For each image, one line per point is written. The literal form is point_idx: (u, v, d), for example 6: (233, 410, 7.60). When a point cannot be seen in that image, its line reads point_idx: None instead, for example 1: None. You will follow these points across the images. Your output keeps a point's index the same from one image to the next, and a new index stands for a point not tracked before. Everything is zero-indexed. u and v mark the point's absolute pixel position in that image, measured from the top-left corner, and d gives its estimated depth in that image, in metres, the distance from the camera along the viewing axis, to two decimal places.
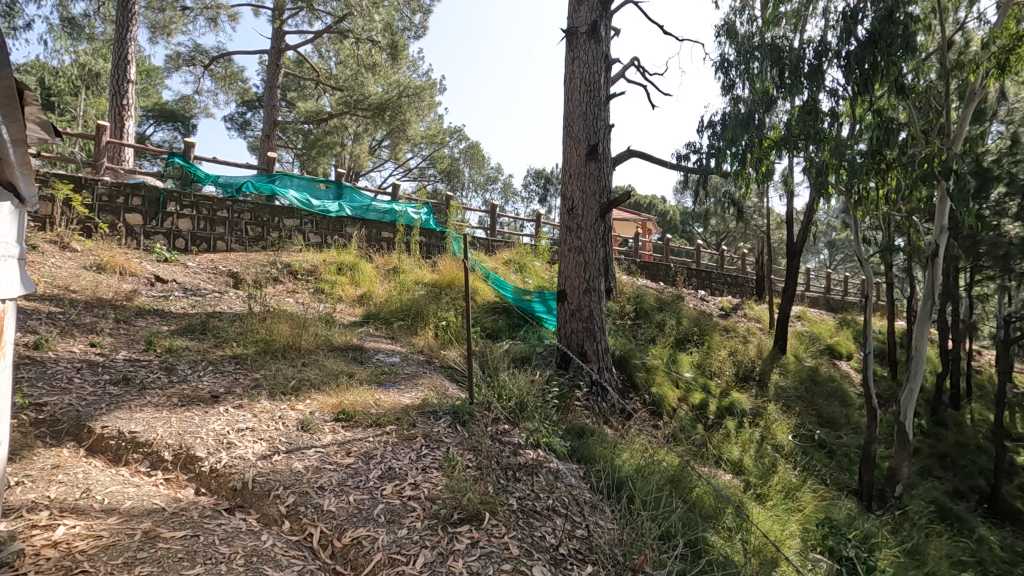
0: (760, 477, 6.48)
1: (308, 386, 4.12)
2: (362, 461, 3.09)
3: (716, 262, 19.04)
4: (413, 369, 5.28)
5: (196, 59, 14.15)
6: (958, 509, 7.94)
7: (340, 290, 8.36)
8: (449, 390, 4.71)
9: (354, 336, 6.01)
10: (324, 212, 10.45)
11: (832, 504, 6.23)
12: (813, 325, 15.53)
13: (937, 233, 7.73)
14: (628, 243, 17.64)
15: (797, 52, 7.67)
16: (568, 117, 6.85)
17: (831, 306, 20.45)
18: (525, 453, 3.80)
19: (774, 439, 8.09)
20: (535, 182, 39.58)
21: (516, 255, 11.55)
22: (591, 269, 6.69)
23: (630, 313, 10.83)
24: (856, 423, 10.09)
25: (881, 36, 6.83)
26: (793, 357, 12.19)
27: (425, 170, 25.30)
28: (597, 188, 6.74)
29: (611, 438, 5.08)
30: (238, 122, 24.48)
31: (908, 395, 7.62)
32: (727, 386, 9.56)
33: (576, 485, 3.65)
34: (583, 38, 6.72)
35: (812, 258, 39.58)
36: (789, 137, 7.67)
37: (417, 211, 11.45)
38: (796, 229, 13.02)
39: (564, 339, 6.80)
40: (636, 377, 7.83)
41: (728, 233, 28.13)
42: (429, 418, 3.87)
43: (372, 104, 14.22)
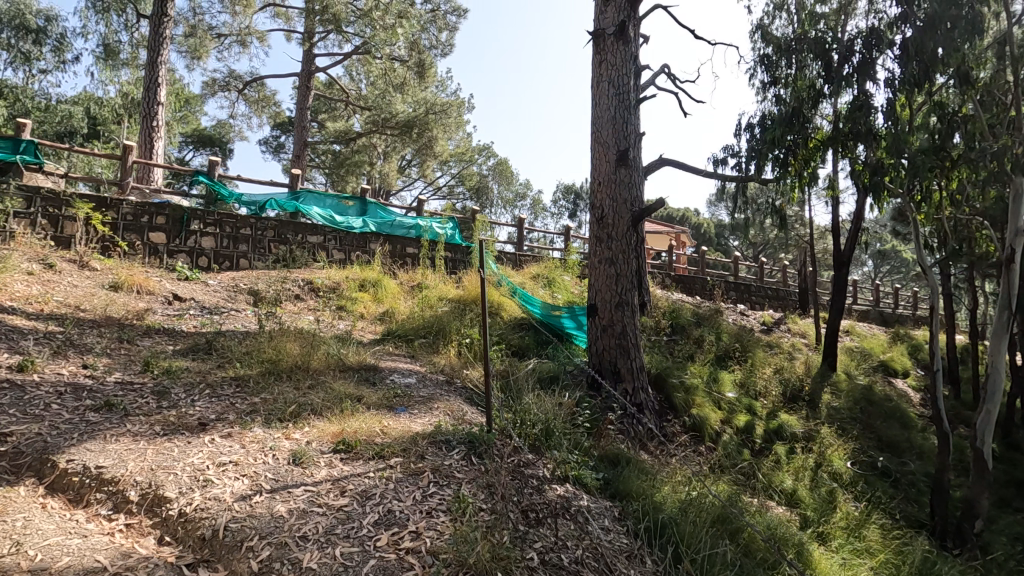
0: (818, 512, 5.75)
1: (309, 412, 3.72)
2: (358, 501, 2.66)
3: (756, 275, 18.17)
4: (430, 391, 4.84)
5: (230, 84, 14.32)
6: None
7: (362, 307, 8.04)
8: (467, 415, 4.26)
9: (370, 355, 5.63)
10: (348, 229, 10.20)
11: (904, 545, 5.45)
12: (864, 340, 14.52)
13: (1013, 237, 6.92)
14: (662, 257, 16.96)
15: (845, 44, 7.05)
16: (596, 122, 6.40)
17: (881, 320, 19.25)
18: (550, 490, 3.31)
19: (831, 466, 7.32)
20: (564, 198, 39.23)
21: (545, 269, 11.08)
22: (623, 281, 6.17)
23: (666, 329, 10.20)
24: (920, 448, 9.14)
25: (941, 20, 6.18)
26: (845, 374, 11.29)
27: (454, 188, 25.24)
28: (628, 196, 6.24)
29: (650, 468, 4.51)
30: (273, 145, 24.93)
31: (985, 417, 6.78)
32: (774, 406, 8.82)
33: (610, 529, 3.14)
34: (610, 40, 6.28)
35: (856, 270, 37.92)
36: (838, 135, 7.03)
37: (443, 225, 11.17)
38: (844, 239, 12.19)
39: (596, 357, 6.28)
40: (674, 398, 7.20)
41: (767, 244, 27.07)
42: (441, 449, 3.41)
43: (399, 122, 14.10)
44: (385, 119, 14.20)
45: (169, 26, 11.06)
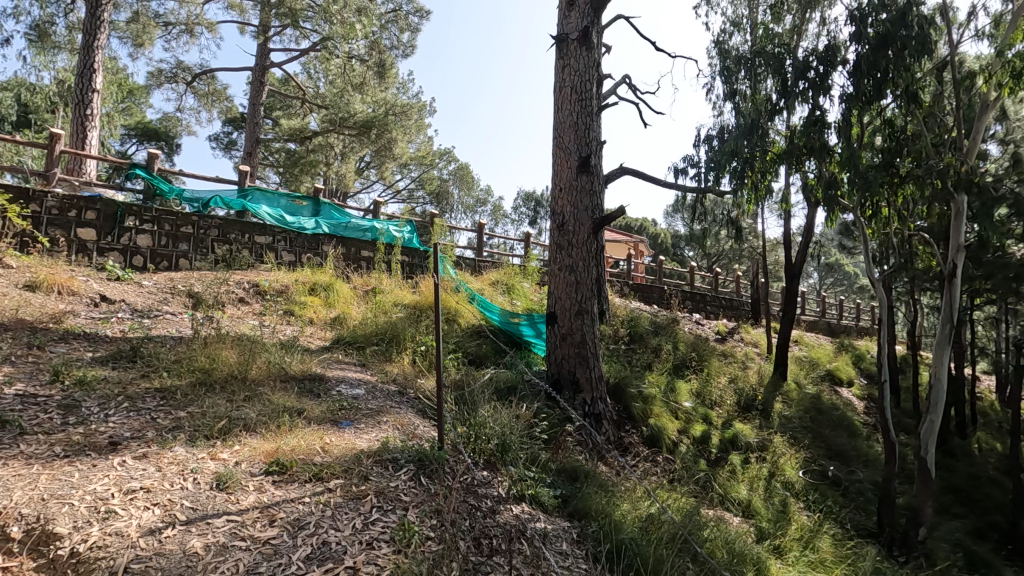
0: (773, 523, 5.70)
1: (240, 428, 3.38)
2: (289, 532, 2.39)
3: (711, 285, 18.51)
4: (379, 403, 4.53)
5: (177, 76, 13.52)
6: (985, 553, 7.26)
7: (311, 312, 7.62)
8: (418, 430, 4.00)
9: (318, 363, 5.27)
10: (300, 229, 9.70)
11: (856, 555, 5.46)
12: (812, 349, 14.95)
13: (956, 251, 7.15)
14: (621, 265, 17.03)
15: (802, 60, 7.13)
16: (558, 127, 6.26)
17: (828, 330, 19.97)
18: (504, 512, 3.11)
19: (783, 476, 7.39)
20: (525, 205, 39.32)
21: (504, 276, 10.88)
22: (583, 289, 6.03)
23: (624, 338, 10.16)
24: (866, 456, 9.39)
25: (892, 38, 6.33)
26: (794, 383, 11.52)
27: (414, 191, 24.76)
28: (590, 203, 6.13)
29: (609, 482, 4.33)
30: (224, 142, 23.75)
31: (929, 427, 6.95)
32: (728, 416, 8.88)
33: (567, 554, 2.95)
34: (574, 45, 6.15)
35: (803, 282, 39.46)
36: (793, 149, 7.13)
37: (400, 228, 10.79)
38: (795, 251, 12.51)
39: (554, 367, 6.11)
40: (633, 408, 7.09)
41: (721, 254, 27.76)
42: (387, 469, 3.14)
43: (358, 122, 13.38)
44: (343, 119, 13.51)
45: (108, 9, 10.23)
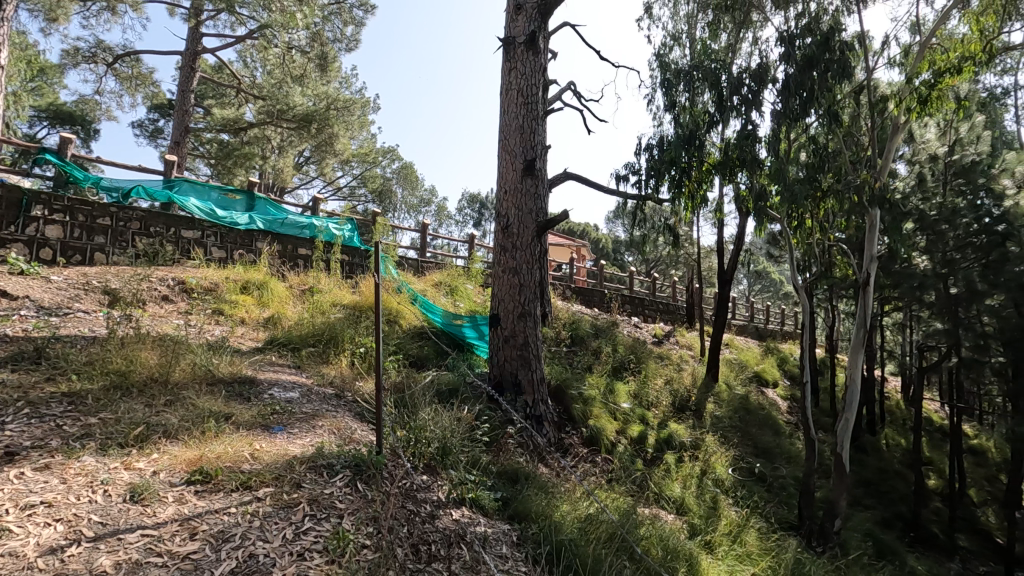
0: (704, 519, 5.93)
1: (160, 435, 3.15)
2: (211, 545, 2.24)
3: (649, 289, 19.10)
4: (314, 407, 4.35)
5: (97, 56, 12.53)
6: (890, 541, 7.86)
7: (243, 311, 7.23)
8: (355, 434, 3.87)
9: (249, 365, 5.00)
10: (232, 224, 9.19)
11: (779, 547, 5.74)
12: (741, 352, 15.70)
13: (870, 262, 7.69)
14: (563, 269, 17.25)
15: (737, 76, 7.46)
16: (503, 129, 6.26)
17: (756, 334, 21.07)
18: (443, 517, 3.06)
19: (713, 473, 7.71)
20: (470, 207, 39.21)
21: (447, 277, 10.76)
22: (526, 292, 6.05)
23: (566, 340, 10.28)
24: (788, 453, 9.96)
25: (817, 61, 6.76)
26: (725, 385, 12.04)
27: (356, 189, 24.11)
28: (535, 207, 6.16)
29: (549, 484, 4.36)
30: (149, 129, 22.21)
31: (844, 424, 7.44)
32: (664, 416, 9.17)
33: (506, 558, 2.93)
34: (521, 49, 6.17)
35: (734, 288, 41.48)
36: (727, 161, 7.45)
37: (341, 226, 10.46)
38: (727, 258, 13.08)
39: (496, 369, 6.10)
40: (573, 409, 7.20)
41: (659, 260, 28.71)
42: (321, 475, 3.02)
43: (297, 116, 12.73)
44: (280, 111, 12.74)
45: None
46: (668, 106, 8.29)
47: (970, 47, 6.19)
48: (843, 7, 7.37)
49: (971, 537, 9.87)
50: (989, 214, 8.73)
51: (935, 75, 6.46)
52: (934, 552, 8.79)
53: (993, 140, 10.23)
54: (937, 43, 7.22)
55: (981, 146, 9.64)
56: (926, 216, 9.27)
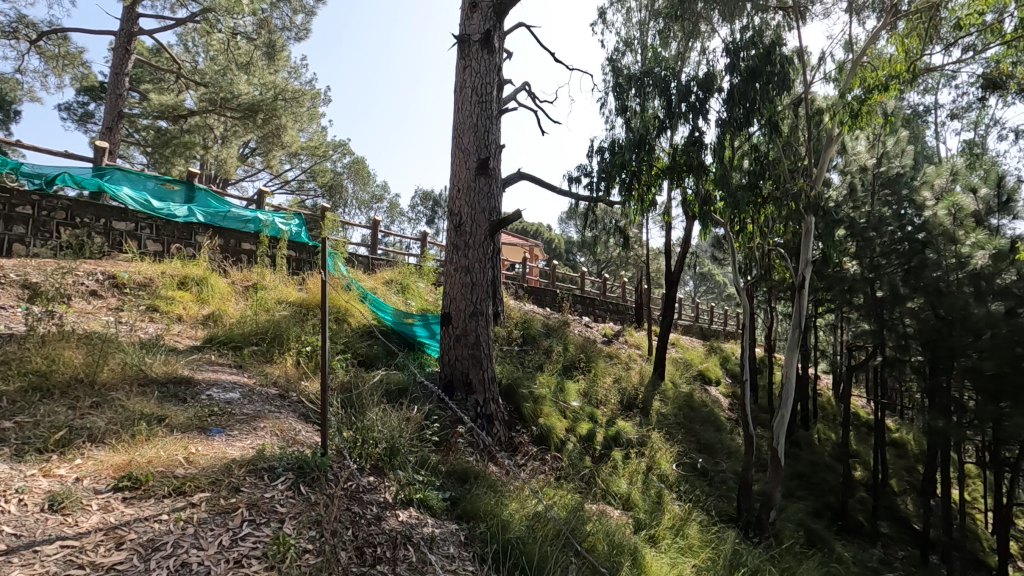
0: (649, 514, 6.09)
1: (84, 440, 2.97)
2: (140, 555, 2.13)
3: (600, 290, 19.44)
4: (256, 408, 4.19)
5: (19, 32, 11.62)
6: (820, 530, 8.32)
7: (180, 308, 6.88)
8: (299, 436, 3.76)
9: (185, 365, 4.76)
10: (169, 217, 8.72)
11: (719, 539, 5.96)
12: (686, 351, 16.22)
13: (805, 266, 8.10)
14: (516, 268, 17.31)
15: (686, 83, 7.69)
16: (457, 127, 6.23)
17: (701, 333, 21.85)
18: (390, 518, 3.02)
19: (659, 469, 7.94)
20: (423, 204, 38.78)
21: (398, 275, 10.60)
22: (478, 291, 6.04)
23: (517, 339, 10.32)
24: (729, 449, 10.38)
25: (759, 73, 7.07)
26: (671, 383, 12.41)
27: (304, 183, 23.38)
28: (487, 206, 6.15)
29: (498, 482, 4.37)
30: (77, 113, 20.77)
31: (780, 420, 7.82)
32: (612, 414, 9.36)
33: (453, 557, 2.92)
34: (475, 47, 6.15)
35: (680, 288, 42.81)
36: (675, 166, 7.68)
37: (287, 221, 10.11)
38: (674, 259, 13.47)
39: (447, 368, 6.06)
40: (523, 408, 7.24)
41: (610, 261, 29.27)
42: (262, 479, 2.91)
43: (243, 105, 12.02)
44: (225, 100, 11.95)
45: None
46: (619, 111, 8.44)
47: (897, 67, 6.62)
48: (784, 22, 7.72)
49: (891, 524, 10.58)
50: (911, 222, 9.38)
51: (866, 91, 6.87)
52: (859, 539, 9.38)
53: (916, 154, 10.98)
54: (867, 62, 7.69)
55: (904, 159, 10.33)
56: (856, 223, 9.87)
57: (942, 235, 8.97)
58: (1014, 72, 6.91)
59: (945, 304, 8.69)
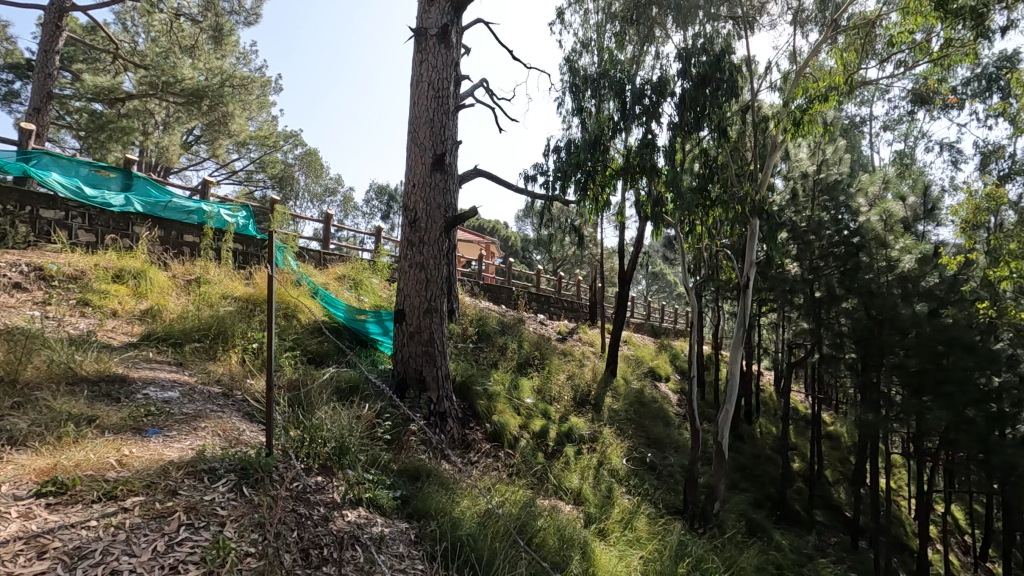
0: (599, 508, 6.21)
1: (3, 443, 2.78)
2: (64, 564, 2.01)
3: (555, 288, 19.61)
4: (196, 407, 4.01)
5: None
6: (760, 520, 8.71)
7: (115, 303, 6.49)
8: (243, 436, 3.62)
9: (119, 362, 4.51)
10: (104, 205, 8.23)
11: (666, 531, 6.14)
12: (638, 348, 16.60)
13: (750, 266, 8.43)
14: (472, 265, 17.25)
15: (640, 86, 7.85)
16: (413, 122, 6.14)
17: (652, 331, 22.42)
18: (337, 519, 2.96)
19: (610, 464, 8.11)
20: (378, 198, 38.09)
21: (351, 271, 10.37)
22: (433, 287, 5.99)
23: (472, 336, 10.28)
24: (676, 443, 10.71)
25: (709, 79, 7.30)
26: (622, 380, 12.67)
27: (253, 174, 22.53)
28: (443, 202, 6.10)
29: (451, 480, 4.35)
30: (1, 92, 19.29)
31: (724, 415, 8.12)
32: (565, 411, 9.47)
33: (403, 556, 2.89)
34: (433, 41, 6.08)
35: (633, 287, 43.71)
36: (629, 167, 7.82)
37: (233, 213, 9.71)
38: (627, 258, 13.73)
39: (400, 366, 5.98)
40: (477, 405, 7.24)
41: (565, 260, 29.57)
42: (201, 481, 2.79)
43: (186, 91, 11.39)
44: (166, 84, 11.24)
45: None
46: (576, 111, 8.52)
47: (836, 79, 6.97)
48: (734, 31, 8.00)
49: (825, 512, 11.18)
50: (847, 227, 9.91)
51: (807, 101, 7.20)
52: (796, 527, 9.87)
53: (852, 162, 11.60)
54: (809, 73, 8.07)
55: (842, 166, 10.88)
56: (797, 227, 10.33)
57: (874, 239, 9.53)
58: (940, 88, 7.41)
59: (876, 305, 9.24)
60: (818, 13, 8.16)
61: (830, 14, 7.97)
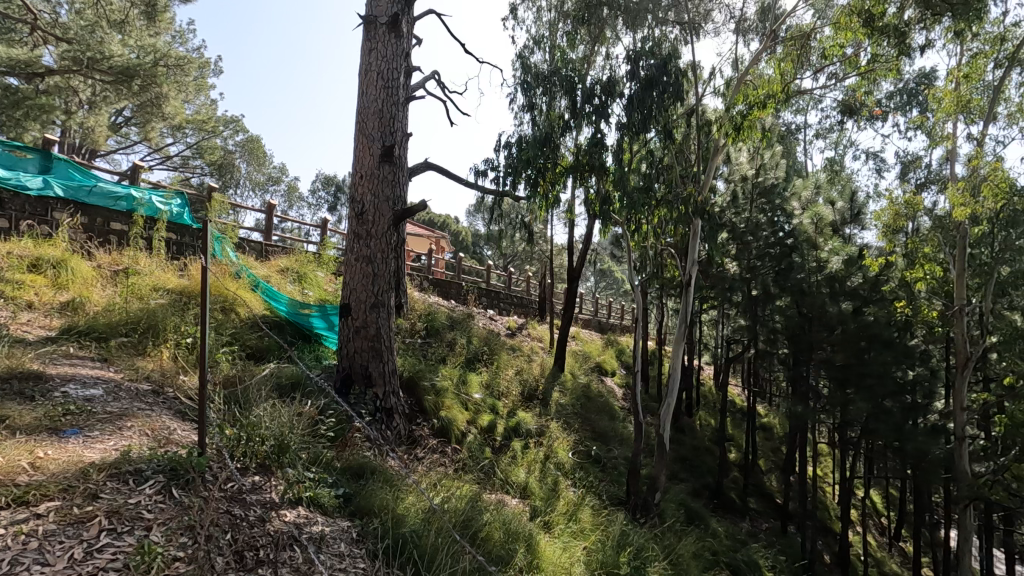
0: (544, 501, 6.29)
1: None
2: None
3: (505, 284, 19.67)
4: (122, 406, 3.78)
5: None
6: (698, 508, 9.08)
7: (32, 294, 6.03)
8: (174, 435, 3.45)
9: (34, 359, 4.19)
10: (19, 187, 7.57)
11: (609, 522, 6.29)
12: (585, 344, 16.90)
13: (693, 265, 8.73)
14: (421, 259, 17.03)
15: (589, 85, 7.97)
16: (361, 112, 5.99)
17: (600, 327, 22.87)
18: (275, 519, 2.86)
19: (556, 457, 8.24)
20: (325, 189, 37.00)
21: (294, 263, 10.03)
22: (380, 282, 5.88)
23: (421, 332, 10.16)
24: (621, 436, 10.99)
25: (656, 82, 7.49)
26: (570, 374, 12.88)
27: (189, 160, 21.38)
28: (391, 195, 5.98)
29: (395, 477, 4.29)
30: None
31: (666, 408, 8.39)
32: (513, 406, 9.53)
33: (344, 556, 2.83)
34: (382, 30, 5.94)
35: (582, 284, 44.41)
36: (578, 165, 7.91)
37: (167, 200, 9.18)
38: (576, 255, 13.91)
39: (345, 361, 5.84)
40: (425, 401, 7.18)
41: (516, 256, 29.68)
42: (126, 484, 2.64)
43: (115, 68, 10.66)
44: (92, 60, 10.51)
45: None
46: (527, 107, 8.55)
47: (774, 87, 7.29)
48: (681, 36, 8.24)
49: (758, 500, 11.79)
50: (782, 229, 10.41)
51: (748, 107, 7.51)
52: (731, 515, 10.35)
53: (788, 167, 12.19)
54: (750, 79, 8.40)
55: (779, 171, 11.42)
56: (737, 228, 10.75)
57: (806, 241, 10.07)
58: (866, 100, 7.89)
59: (806, 303, 9.79)
60: (759, 23, 8.50)
61: (769, 24, 8.33)
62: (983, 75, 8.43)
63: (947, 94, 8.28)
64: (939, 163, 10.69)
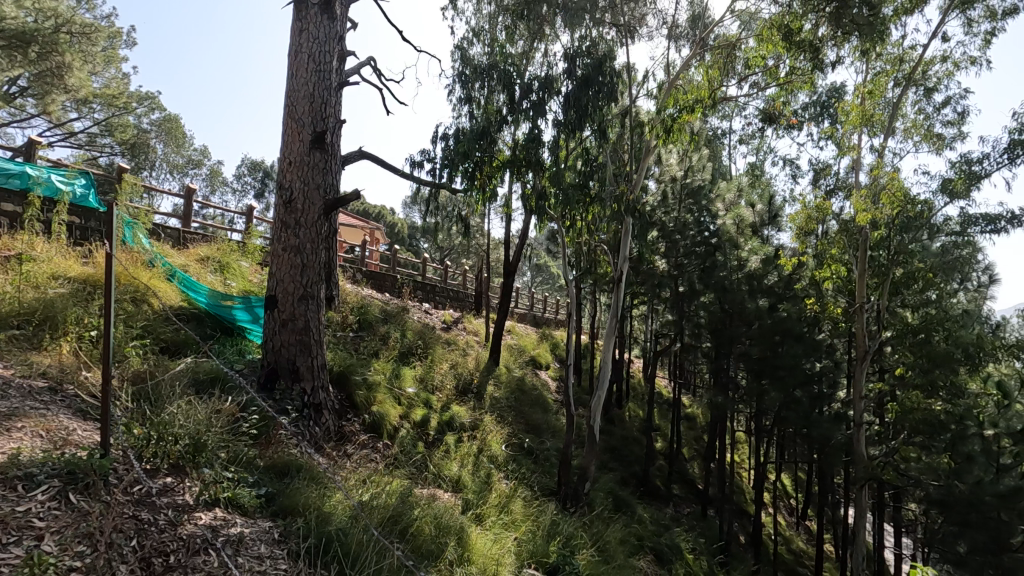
0: (476, 494, 6.30)
1: None
2: None
3: (441, 277, 19.50)
4: (12, 405, 3.44)
5: None
6: (625, 496, 9.43)
7: None
8: (72, 436, 3.17)
9: None
10: None
11: (540, 512, 6.38)
12: (521, 338, 17.07)
13: (624, 262, 9.00)
14: (354, 250, 16.55)
15: (527, 81, 8.01)
16: (289, 94, 5.71)
17: (535, 321, 23.14)
18: (188, 523, 2.70)
19: (489, 450, 8.29)
20: (251, 174, 35.11)
21: (216, 252, 9.47)
22: (309, 272, 5.65)
23: (353, 325, 9.88)
24: (554, 428, 11.22)
25: (592, 81, 7.63)
26: (504, 368, 12.98)
27: (96, 137, 19.66)
28: (322, 182, 5.76)
29: (323, 474, 4.15)
30: None
31: (597, 400, 8.63)
32: (447, 400, 9.48)
33: (264, 557, 2.72)
34: (314, 10, 5.69)
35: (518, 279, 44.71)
36: (515, 159, 7.93)
37: (70, 179, 8.31)
38: (512, 250, 13.97)
39: (270, 355, 5.59)
40: (356, 396, 7.00)
41: (453, 249, 29.48)
42: (15, 490, 2.41)
43: (5, 32, 9.21)
44: None
45: None
46: (465, 100, 8.48)
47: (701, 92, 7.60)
48: (616, 38, 8.42)
49: (682, 486, 12.40)
50: (708, 228, 10.91)
51: (678, 110, 7.79)
52: (656, 501, 10.84)
53: (714, 170, 12.80)
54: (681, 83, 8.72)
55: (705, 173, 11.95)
56: (666, 226, 11.18)
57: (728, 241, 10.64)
58: (784, 109, 8.39)
59: (728, 300, 10.34)
60: (689, 30, 8.83)
61: (699, 31, 8.69)
62: (884, 92, 9.19)
63: (853, 108, 8.98)
64: (846, 171, 11.57)
